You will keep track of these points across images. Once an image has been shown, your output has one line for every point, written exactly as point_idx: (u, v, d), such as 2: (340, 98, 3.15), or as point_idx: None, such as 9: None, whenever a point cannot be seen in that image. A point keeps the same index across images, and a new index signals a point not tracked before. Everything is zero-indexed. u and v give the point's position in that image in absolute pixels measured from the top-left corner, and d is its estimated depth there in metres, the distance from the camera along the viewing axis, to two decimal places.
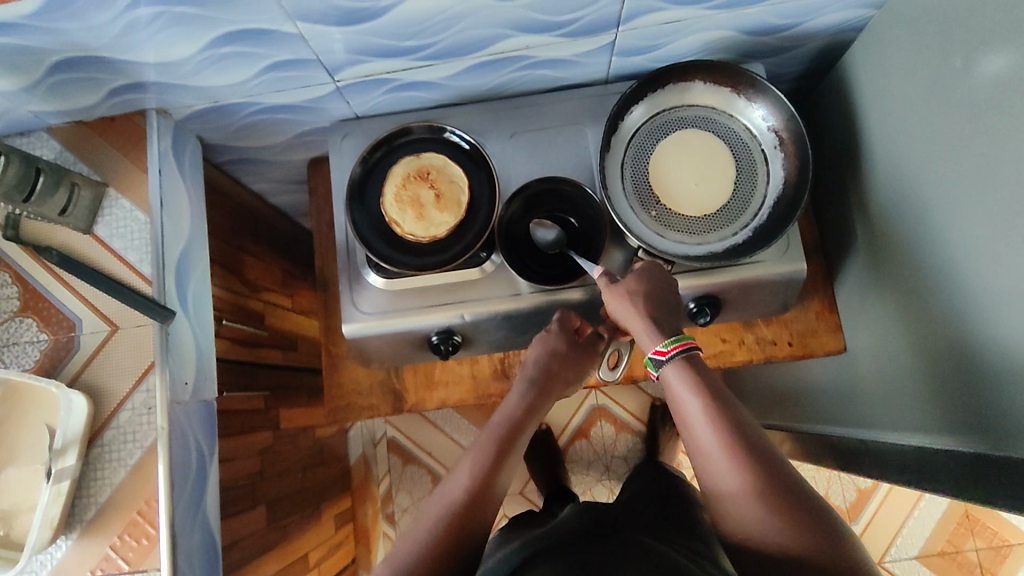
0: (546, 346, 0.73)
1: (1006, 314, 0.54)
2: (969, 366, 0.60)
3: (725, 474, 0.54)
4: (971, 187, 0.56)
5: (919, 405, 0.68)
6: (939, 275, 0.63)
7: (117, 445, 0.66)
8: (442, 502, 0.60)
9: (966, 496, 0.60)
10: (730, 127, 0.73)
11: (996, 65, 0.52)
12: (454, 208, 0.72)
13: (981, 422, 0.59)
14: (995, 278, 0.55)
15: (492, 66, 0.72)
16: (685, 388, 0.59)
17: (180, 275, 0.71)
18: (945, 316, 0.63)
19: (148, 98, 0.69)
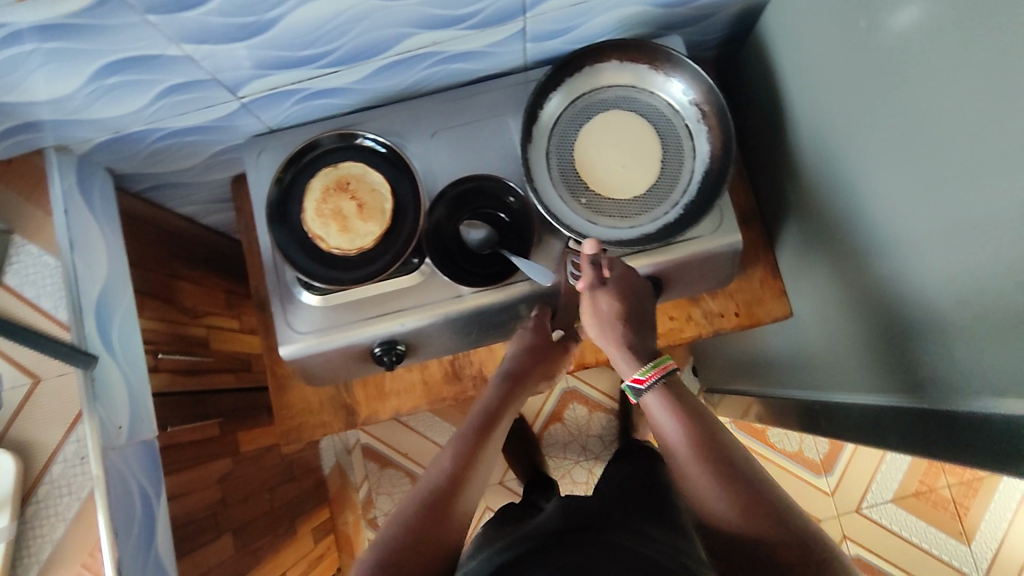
0: (520, 343, 0.75)
1: (927, 268, 0.53)
2: (900, 322, 0.59)
3: (704, 473, 0.56)
4: (889, 147, 0.56)
5: (860, 364, 0.68)
6: (869, 237, 0.62)
7: (53, 500, 0.63)
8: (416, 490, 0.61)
9: (901, 450, 0.60)
10: (653, 104, 0.71)
11: (895, 19, 0.51)
12: (379, 216, 0.70)
13: (910, 373, 0.58)
14: (912, 235, 0.54)
15: (402, 66, 0.70)
16: (662, 406, 0.60)
17: (101, 318, 0.69)
18: (875, 276, 0.62)
19: (45, 136, 0.65)
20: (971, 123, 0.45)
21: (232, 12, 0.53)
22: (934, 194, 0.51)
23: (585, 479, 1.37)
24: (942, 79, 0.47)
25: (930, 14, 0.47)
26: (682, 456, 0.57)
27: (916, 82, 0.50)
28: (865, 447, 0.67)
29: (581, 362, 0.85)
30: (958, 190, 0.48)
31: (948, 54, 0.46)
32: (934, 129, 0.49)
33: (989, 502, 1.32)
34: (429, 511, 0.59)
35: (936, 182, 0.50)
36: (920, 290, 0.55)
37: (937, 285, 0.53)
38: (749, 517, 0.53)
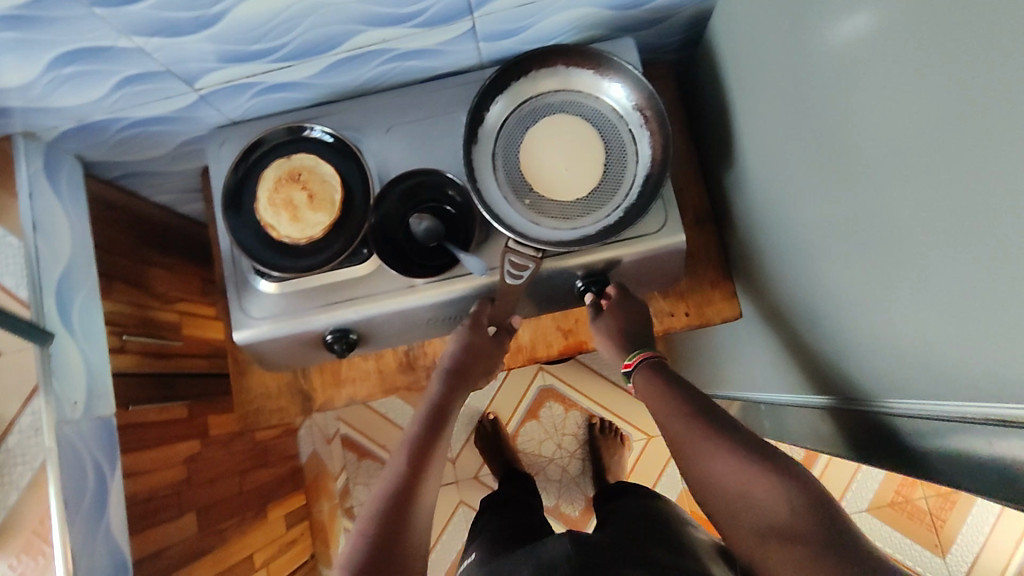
0: (460, 341, 0.75)
1: (867, 271, 0.54)
2: (847, 325, 0.60)
3: (705, 467, 0.57)
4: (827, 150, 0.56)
5: (813, 370, 0.69)
6: (813, 238, 0.63)
7: (8, 468, 0.66)
8: (382, 491, 0.62)
9: (854, 454, 0.64)
10: (598, 109, 0.72)
11: (832, 26, 0.52)
12: (328, 207, 0.73)
13: (865, 385, 0.59)
14: (857, 234, 0.55)
15: (355, 62, 0.72)
16: (647, 377, 0.68)
17: (61, 298, 0.73)
18: (820, 278, 0.63)
19: (12, 123, 0.68)
20: (898, 128, 0.46)
21: (191, 3, 0.56)
22: (868, 197, 0.52)
23: (558, 476, 1.39)
24: (874, 82, 0.48)
25: (858, 18, 0.48)
26: (688, 452, 0.59)
27: (852, 85, 0.51)
28: (823, 451, 0.72)
29: (533, 356, 0.86)
30: (886, 194, 0.49)
31: (879, 54, 0.46)
32: (867, 131, 0.50)
33: (967, 514, 1.32)
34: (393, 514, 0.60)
35: (870, 187, 0.51)
36: (863, 294, 0.56)
37: (875, 288, 0.54)
38: (750, 508, 0.53)
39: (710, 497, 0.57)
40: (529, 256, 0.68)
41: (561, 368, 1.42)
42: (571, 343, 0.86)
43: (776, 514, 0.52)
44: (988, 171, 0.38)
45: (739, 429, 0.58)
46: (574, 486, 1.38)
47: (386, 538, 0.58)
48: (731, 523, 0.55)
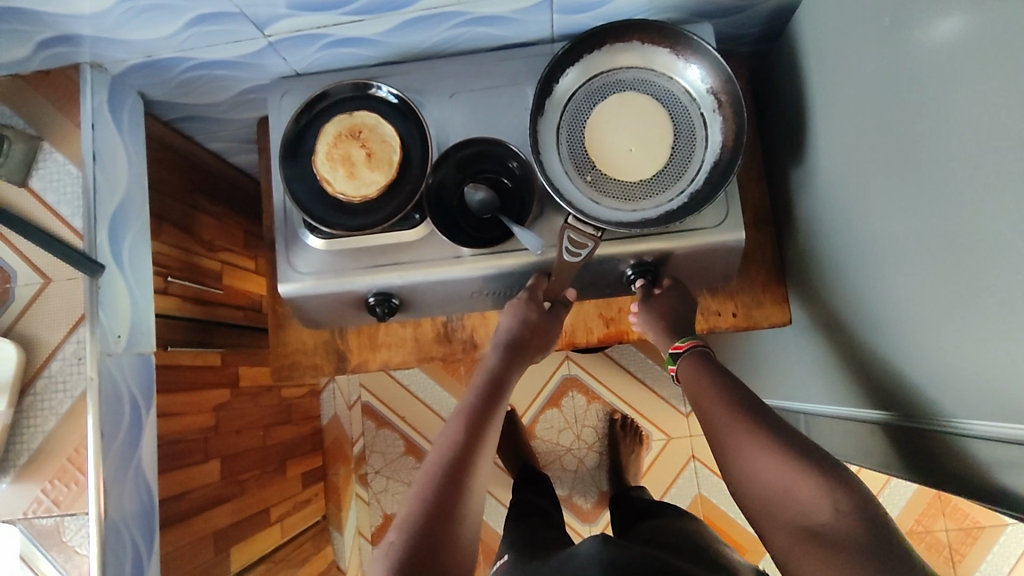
0: (515, 315, 0.73)
1: (938, 283, 0.53)
2: (911, 336, 0.58)
3: (744, 462, 0.55)
4: (915, 156, 0.53)
5: (868, 383, 0.66)
6: (884, 248, 0.60)
7: (49, 393, 0.68)
8: (435, 464, 0.61)
9: (913, 476, 0.62)
10: (669, 89, 0.71)
11: (931, 28, 0.49)
12: (385, 167, 0.72)
13: (925, 404, 0.57)
14: (937, 247, 0.52)
15: (427, 23, 0.71)
16: (695, 366, 0.66)
17: (114, 229, 0.73)
18: (886, 289, 0.61)
19: (81, 52, 0.68)
20: (992, 137, 0.44)
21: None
22: (947, 207, 0.50)
23: (574, 467, 1.38)
24: (969, 90, 0.46)
25: (963, 22, 0.46)
26: (727, 445, 0.58)
27: (941, 91, 0.49)
28: (878, 471, 0.69)
29: (571, 341, 0.85)
30: (970, 206, 0.47)
31: (983, 58, 0.44)
32: (955, 139, 0.48)
33: (988, 552, 1.27)
34: (443, 480, 0.59)
35: (951, 197, 0.49)
36: (932, 306, 0.54)
37: (945, 301, 0.52)
38: (792, 510, 0.51)
39: (749, 494, 0.55)
40: (590, 236, 0.67)
41: (588, 359, 1.40)
42: (611, 332, 0.84)
43: (818, 517, 0.50)
44: None
45: (790, 430, 0.56)
46: (589, 479, 1.37)
47: (438, 506, 0.57)
48: (770, 523, 0.52)
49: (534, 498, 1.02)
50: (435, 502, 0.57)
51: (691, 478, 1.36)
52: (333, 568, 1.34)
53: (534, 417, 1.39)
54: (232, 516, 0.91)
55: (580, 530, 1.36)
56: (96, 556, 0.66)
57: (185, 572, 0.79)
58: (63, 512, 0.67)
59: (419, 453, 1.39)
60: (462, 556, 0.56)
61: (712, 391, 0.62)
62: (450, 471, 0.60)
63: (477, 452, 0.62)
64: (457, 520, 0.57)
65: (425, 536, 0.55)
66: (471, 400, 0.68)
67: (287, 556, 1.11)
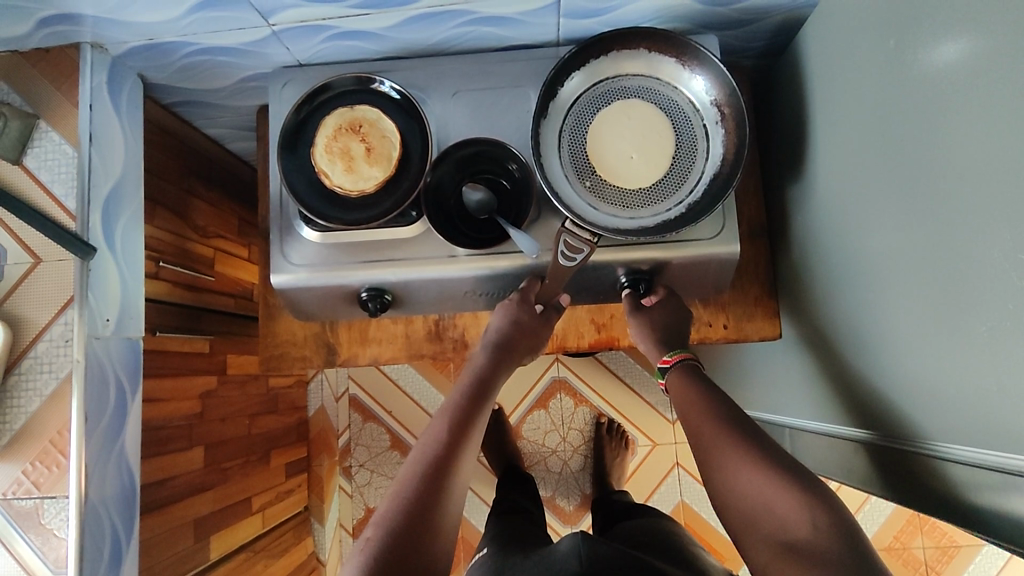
0: (507, 315, 0.73)
1: (929, 307, 0.53)
2: (897, 356, 0.58)
3: (727, 473, 0.56)
4: (913, 179, 0.54)
5: (853, 400, 0.67)
6: (877, 269, 0.61)
7: (34, 374, 0.67)
8: (421, 460, 0.61)
9: (890, 494, 0.62)
10: (673, 99, 0.71)
11: (934, 54, 0.50)
12: (384, 162, 0.71)
13: (908, 424, 0.57)
14: (926, 269, 0.53)
15: (434, 20, 0.71)
16: (683, 382, 0.67)
17: (108, 211, 0.72)
18: (875, 311, 0.62)
19: (82, 31, 0.68)
20: (988, 165, 0.44)
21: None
22: (944, 233, 0.50)
23: (558, 469, 1.38)
24: (970, 116, 0.46)
25: (967, 51, 0.46)
26: (709, 455, 0.59)
27: (942, 116, 0.49)
28: (857, 489, 0.70)
29: (562, 345, 0.85)
30: (965, 232, 0.47)
31: (986, 83, 0.44)
32: (954, 165, 0.48)
33: (962, 571, 1.29)
34: (430, 476, 0.59)
35: (947, 223, 0.50)
36: (921, 329, 0.54)
37: (935, 325, 0.52)
38: (769, 521, 0.52)
39: (728, 503, 0.55)
40: (585, 240, 0.67)
41: (578, 363, 1.41)
42: (602, 338, 0.85)
43: (794, 528, 0.50)
44: None
45: (773, 443, 0.57)
46: (572, 481, 1.38)
47: (422, 500, 0.57)
48: (748, 534, 0.53)
49: (518, 498, 1.02)
50: (420, 498, 0.57)
51: (673, 485, 1.37)
52: (312, 560, 1.33)
53: (521, 418, 1.39)
54: (212, 505, 0.91)
55: (561, 531, 1.36)
56: (74, 540, 0.66)
57: (163, 559, 0.78)
58: (44, 495, 0.67)
59: (404, 448, 1.40)
60: (440, 552, 0.56)
61: (703, 407, 0.63)
62: (437, 467, 0.60)
63: (462, 450, 0.62)
64: (438, 515, 0.57)
65: (407, 527, 0.55)
66: (460, 399, 0.68)
67: (267, 546, 1.11)
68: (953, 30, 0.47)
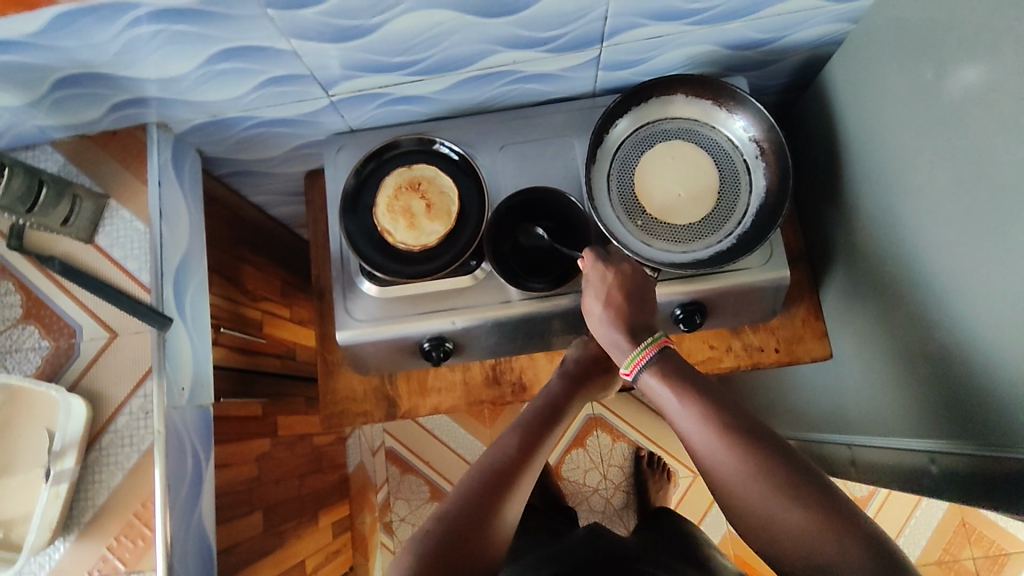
0: (584, 347, 0.75)
1: (997, 316, 0.55)
2: (964, 365, 0.60)
3: (732, 488, 0.51)
4: (964, 196, 0.57)
5: (921, 411, 0.69)
6: (934, 284, 0.63)
7: (114, 449, 0.68)
8: (483, 463, 0.61)
9: (952, 495, 0.65)
10: (713, 139, 0.75)
11: (972, 79, 0.54)
12: (445, 218, 0.74)
13: (982, 429, 0.60)
14: (989, 279, 0.56)
15: (482, 81, 0.75)
16: (657, 381, 0.58)
17: (178, 284, 0.74)
18: (937, 325, 0.64)
19: (150, 113, 0.71)
20: None
21: (350, 14, 0.59)
22: (1006, 244, 0.53)
23: (602, 507, 1.37)
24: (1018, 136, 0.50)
25: (1007, 75, 0.50)
26: (710, 464, 0.53)
27: (988, 137, 0.53)
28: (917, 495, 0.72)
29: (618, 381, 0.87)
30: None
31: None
32: (1007, 181, 0.51)
33: None
34: (490, 476, 0.59)
35: (1008, 236, 0.52)
36: (988, 337, 0.57)
37: (1002, 333, 0.55)
38: (788, 540, 0.48)
39: (738, 512, 0.51)
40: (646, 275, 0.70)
41: (612, 399, 1.42)
42: None
43: (817, 550, 0.46)
44: None
45: (784, 443, 0.51)
46: (617, 519, 1.36)
47: (484, 497, 0.57)
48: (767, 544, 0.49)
49: None
50: (479, 496, 0.57)
51: (719, 515, 1.37)
52: None
53: (560, 457, 1.39)
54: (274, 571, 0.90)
55: None
56: None
57: None
58: (129, 571, 0.67)
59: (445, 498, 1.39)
60: (495, 545, 0.56)
61: (682, 403, 0.55)
62: (500, 471, 0.59)
63: (532, 461, 0.62)
64: (500, 512, 0.57)
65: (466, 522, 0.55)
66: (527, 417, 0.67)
67: None
68: (990, 56, 0.51)
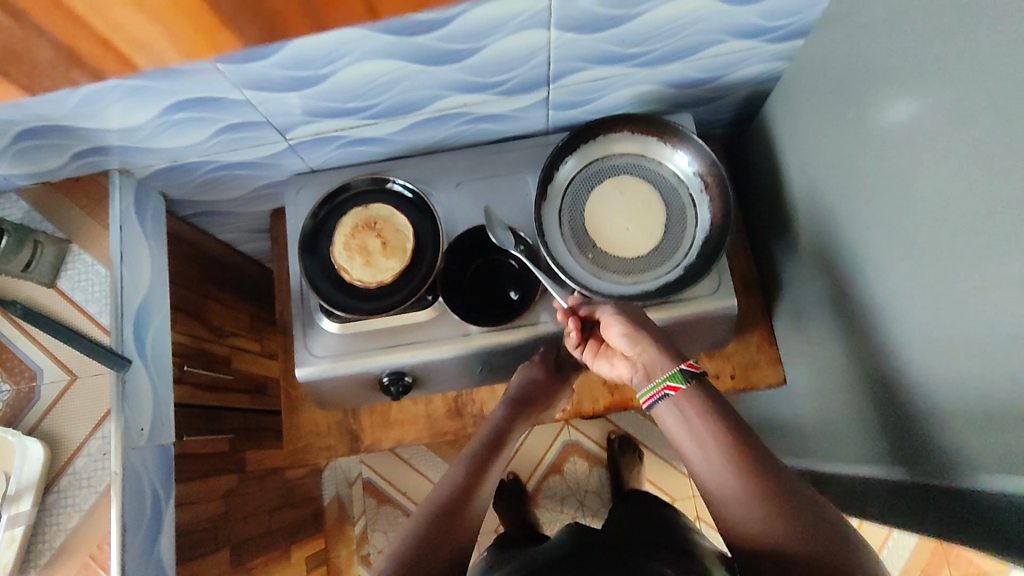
0: (525, 373, 0.77)
1: (924, 342, 0.57)
2: (900, 393, 0.62)
3: (746, 515, 0.51)
4: (893, 228, 0.59)
5: (867, 435, 0.71)
6: (873, 311, 0.65)
7: (72, 490, 0.68)
8: (430, 499, 0.62)
9: (894, 519, 0.66)
10: (660, 173, 0.77)
11: (893, 117, 0.57)
12: (400, 254, 0.76)
13: (917, 453, 0.61)
14: (916, 307, 0.58)
15: (435, 122, 0.78)
16: (678, 422, 0.57)
17: (138, 325, 0.75)
18: (875, 351, 0.66)
19: (112, 159, 0.73)
20: (961, 215, 0.50)
21: (301, 66, 0.61)
22: (932, 274, 0.55)
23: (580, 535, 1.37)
24: (937, 177, 0.52)
25: (922, 115, 0.53)
26: (723, 491, 0.52)
27: (909, 173, 0.55)
28: (867, 519, 0.73)
29: (578, 411, 0.88)
30: (955, 271, 0.52)
31: (941, 148, 0.51)
32: (930, 214, 0.54)
33: None
34: (438, 513, 0.59)
35: (934, 267, 0.55)
36: (919, 364, 0.59)
37: (931, 359, 0.57)
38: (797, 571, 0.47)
39: (748, 539, 0.50)
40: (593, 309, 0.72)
41: (587, 425, 1.43)
42: (617, 399, 0.88)
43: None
44: None
45: (799, 482, 0.52)
46: None
47: (433, 535, 0.57)
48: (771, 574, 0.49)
49: None
50: (428, 534, 0.57)
51: None
52: None
53: (538, 484, 1.40)
54: None
55: None
56: None
57: None
58: None
59: None
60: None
61: (710, 429, 0.54)
62: (445, 505, 0.60)
63: (477, 492, 0.63)
64: (450, 548, 0.57)
65: (416, 562, 0.55)
66: (473, 449, 0.68)
67: None
68: (907, 96, 0.54)
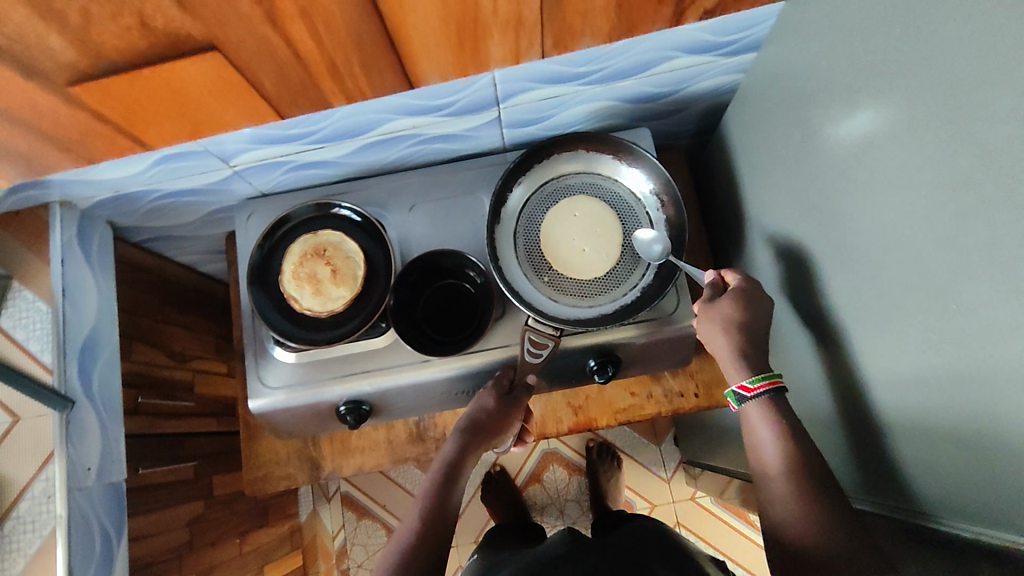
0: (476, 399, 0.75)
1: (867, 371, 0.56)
2: (850, 419, 0.61)
3: (786, 509, 0.55)
4: (837, 253, 0.58)
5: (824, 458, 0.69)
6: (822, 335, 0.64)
7: (16, 535, 0.67)
8: (393, 548, 0.64)
9: None
10: (616, 192, 0.76)
11: (834, 140, 0.55)
12: (350, 282, 0.74)
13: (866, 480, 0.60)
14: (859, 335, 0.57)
15: (384, 145, 0.76)
16: (763, 419, 0.60)
17: (83, 362, 0.73)
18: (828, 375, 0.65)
19: (50, 193, 0.71)
20: (898, 246, 0.48)
21: None
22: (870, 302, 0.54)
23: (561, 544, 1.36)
24: (873, 205, 0.51)
25: (860, 141, 0.51)
26: (772, 485, 0.57)
27: (852, 199, 0.54)
28: None
29: (543, 432, 0.87)
30: (885, 304, 0.51)
31: (880, 175, 0.49)
32: (868, 243, 0.52)
33: None
34: (402, 562, 0.62)
35: (870, 296, 0.53)
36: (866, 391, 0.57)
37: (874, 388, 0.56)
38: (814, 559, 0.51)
39: (782, 528, 0.55)
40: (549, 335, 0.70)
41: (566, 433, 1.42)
42: (581, 420, 0.87)
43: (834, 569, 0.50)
44: (986, 303, 0.40)
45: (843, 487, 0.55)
46: None
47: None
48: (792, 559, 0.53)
49: None
50: None
51: None
52: None
53: None
54: None
55: None
56: None
57: None
58: None
59: None
60: None
61: (773, 426, 0.60)
62: (408, 553, 0.63)
63: (438, 537, 0.65)
64: None
65: None
66: (431, 489, 0.70)
67: None
68: (847, 121, 0.53)
